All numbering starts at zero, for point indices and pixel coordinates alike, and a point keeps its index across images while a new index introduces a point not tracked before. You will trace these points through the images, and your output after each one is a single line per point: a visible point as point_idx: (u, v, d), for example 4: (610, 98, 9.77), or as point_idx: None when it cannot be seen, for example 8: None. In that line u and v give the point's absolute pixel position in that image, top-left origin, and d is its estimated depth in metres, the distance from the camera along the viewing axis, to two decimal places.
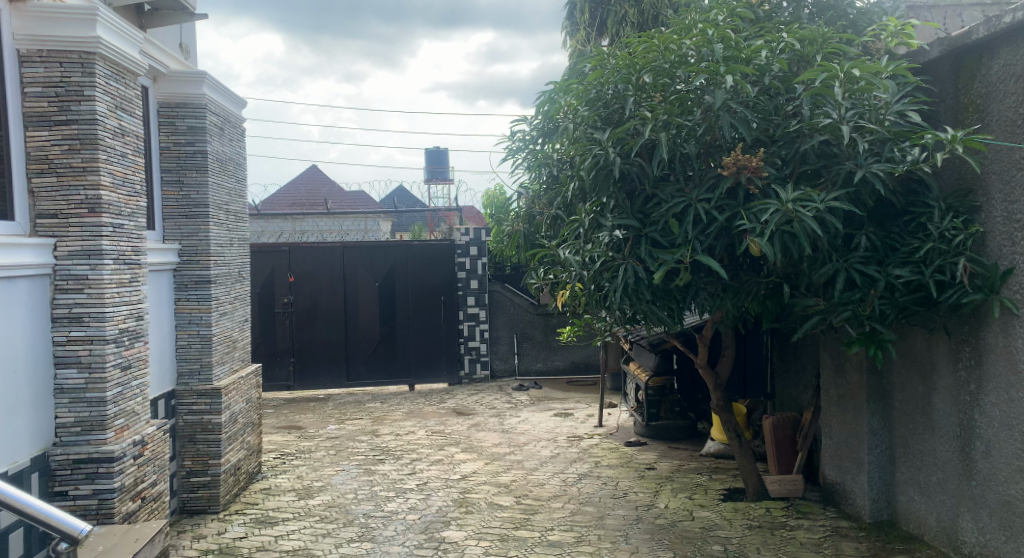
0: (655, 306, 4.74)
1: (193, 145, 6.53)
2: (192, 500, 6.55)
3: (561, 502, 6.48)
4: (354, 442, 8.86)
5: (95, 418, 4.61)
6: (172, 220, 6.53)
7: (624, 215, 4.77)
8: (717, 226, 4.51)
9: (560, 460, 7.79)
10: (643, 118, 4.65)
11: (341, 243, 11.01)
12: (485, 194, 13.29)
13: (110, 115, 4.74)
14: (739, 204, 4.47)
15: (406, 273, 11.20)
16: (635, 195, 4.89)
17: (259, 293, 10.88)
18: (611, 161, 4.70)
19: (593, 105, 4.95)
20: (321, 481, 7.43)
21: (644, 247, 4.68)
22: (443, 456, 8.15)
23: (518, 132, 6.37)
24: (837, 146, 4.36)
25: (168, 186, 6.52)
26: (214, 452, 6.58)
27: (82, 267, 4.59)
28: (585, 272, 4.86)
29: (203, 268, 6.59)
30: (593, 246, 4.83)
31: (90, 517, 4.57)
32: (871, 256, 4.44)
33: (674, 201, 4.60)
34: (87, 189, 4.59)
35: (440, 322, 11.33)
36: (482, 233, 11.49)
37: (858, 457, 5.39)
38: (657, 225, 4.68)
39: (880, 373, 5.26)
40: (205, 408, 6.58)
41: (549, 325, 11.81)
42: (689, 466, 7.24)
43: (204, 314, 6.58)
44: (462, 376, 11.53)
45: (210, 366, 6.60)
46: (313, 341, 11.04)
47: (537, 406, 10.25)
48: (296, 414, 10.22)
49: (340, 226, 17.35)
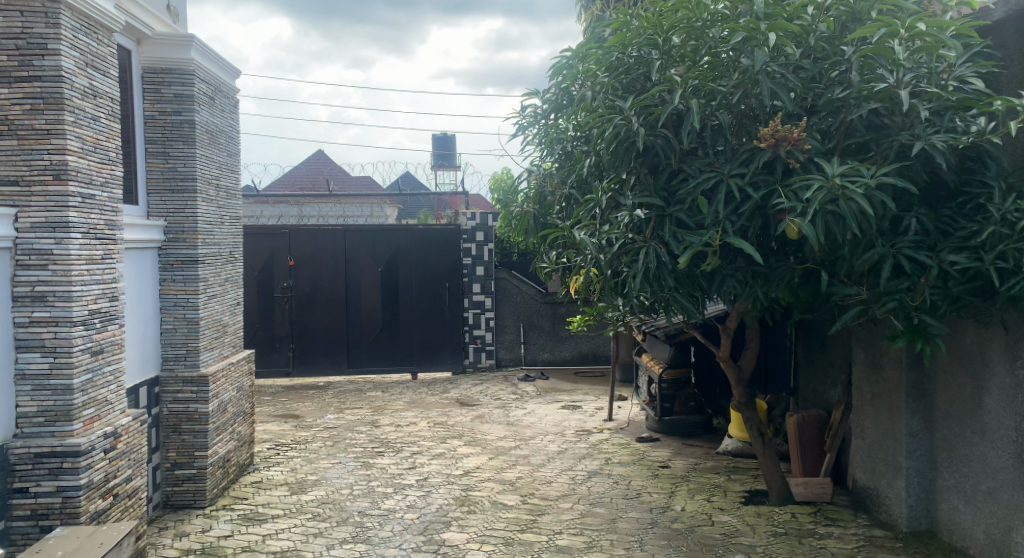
0: (678, 293, 4.31)
1: (181, 115, 6.10)
2: (177, 494, 6.16)
3: (570, 502, 6.05)
4: (352, 433, 8.45)
5: (61, 407, 4.20)
6: (157, 195, 6.10)
7: (646, 193, 4.38)
8: (751, 205, 4.03)
9: (569, 456, 7.37)
10: (671, 83, 4.17)
11: (344, 226, 10.59)
12: (492, 177, 12.84)
13: (80, 73, 4.29)
14: (777, 180, 3.98)
15: (410, 258, 10.78)
16: (660, 169, 4.46)
17: (258, 277, 10.48)
18: (634, 132, 4.25)
19: (614, 71, 4.49)
20: (315, 475, 7.03)
21: (668, 228, 4.25)
22: (445, 449, 7.73)
23: (528, 107, 6.06)
24: (889, 117, 3.88)
25: (154, 158, 6.09)
26: (201, 443, 6.18)
27: (46, 242, 4.16)
28: (600, 256, 4.43)
29: (191, 246, 6.18)
30: (611, 228, 4.43)
31: (53, 517, 4.15)
32: (920, 242, 3.96)
33: (703, 176, 4.14)
34: (52, 154, 4.15)
35: (444, 308, 10.89)
36: (490, 217, 11.03)
37: (894, 460, 4.94)
38: (683, 204, 4.27)
39: (921, 370, 4.80)
40: (191, 397, 6.16)
41: (557, 314, 11.33)
42: (705, 465, 6.80)
43: (192, 297, 6.16)
44: (466, 365, 11.08)
45: (197, 351, 6.19)
46: (314, 326, 10.63)
47: (543, 397, 9.82)
48: (293, 402, 9.81)
49: (345, 211, 16.90)
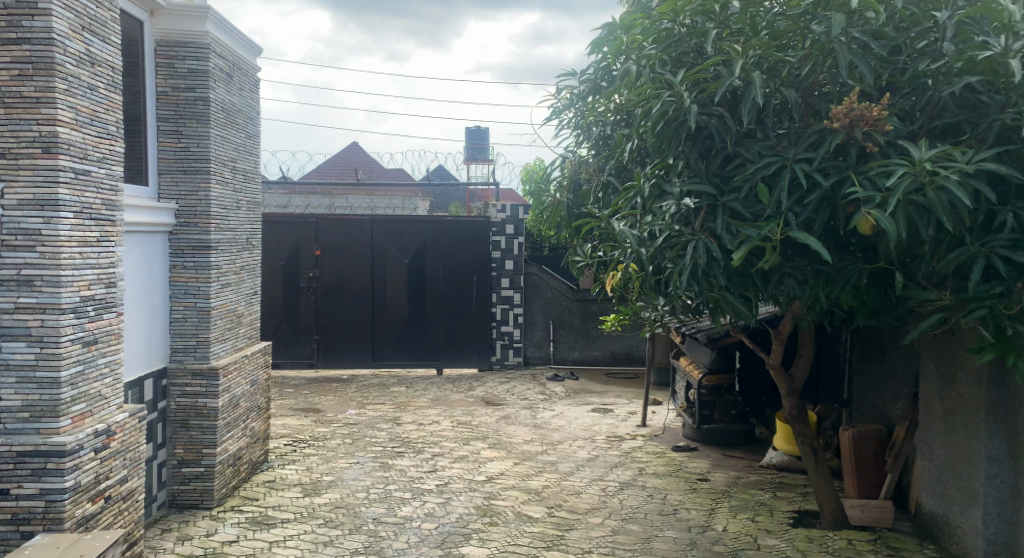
0: (728, 293, 3.93)
1: (194, 91, 5.73)
2: (183, 493, 5.81)
3: (601, 517, 5.62)
4: (373, 431, 8.06)
5: (46, 402, 3.84)
6: (169, 175, 5.73)
7: (696, 179, 3.97)
8: (819, 195, 3.54)
9: (599, 464, 6.91)
10: (730, 54, 3.70)
11: (371, 215, 10.22)
12: (525, 168, 12.37)
13: (75, 37, 3.92)
14: (849, 166, 3.50)
15: (438, 250, 10.37)
16: (712, 152, 4.05)
17: (284, 266, 10.17)
18: (686, 110, 3.81)
19: (663, 42, 4.04)
20: (331, 475, 6.64)
21: (721, 219, 3.84)
22: (468, 452, 7.30)
23: (564, 89, 5.63)
24: (988, 93, 3.39)
25: (166, 137, 5.73)
26: (209, 440, 5.82)
27: (34, 221, 3.80)
28: (641, 250, 4.06)
29: (203, 232, 5.81)
30: (654, 218, 4.08)
31: (35, 521, 3.79)
32: (1018, 241, 3.42)
33: (763, 161, 3.67)
34: (41, 124, 3.78)
35: (471, 302, 10.46)
36: (520, 210, 10.59)
37: (968, 486, 4.42)
38: (739, 192, 3.86)
39: (1004, 387, 4.28)
40: (200, 391, 5.80)
41: (589, 312, 10.82)
42: (747, 480, 6.37)
43: (203, 285, 5.80)
44: (493, 362, 10.64)
45: (207, 343, 5.83)
46: (339, 318, 10.28)
47: (573, 399, 9.37)
48: (314, 395, 9.45)
49: (375, 203, 16.52)
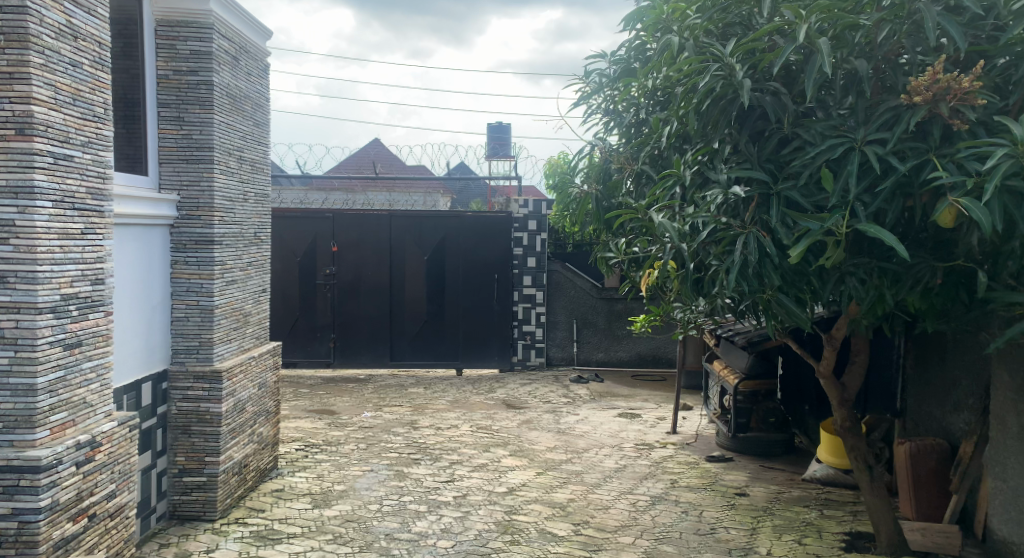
0: (782, 294, 3.52)
1: (197, 74, 5.31)
2: (184, 504, 5.42)
3: (632, 537, 5.24)
4: (389, 435, 7.66)
5: (22, 412, 3.46)
6: (169, 164, 5.34)
7: (746, 164, 3.55)
8: (892, 182, 3.12)
9: (628, 476, 6.47)
10: (791, 21, 3.25)
11: (389, 210, 9.83)
12: (548, 162, 11.91)
13: (54, 6, 3.53)
14: (930, 147, 3.10)
15: (457, 246, 9.95)
16: (764, 134, 3.64)
17: (300, 263, 9.82)
18: (739, 85, 3.39)
19: (710, 10, 3.63)
20: (343, 484, 6.24)
21: (776, 209, 3.39)
22: (488, 460, 6.87)
23: (594, 72, 5.21)
24: None
25: (166, 123, 5.32)
26: (212, 448, 5.43)
27: (8, 211, 3.42)
28: (683, 246, 3.66)
29: (206, 225, 5.42)
30: (697, 209, 3.67)
31: (7, 545, 3.42)
32: None
33: (827, 143, 3.26)
34: (14, 103, 3.40)
35: (492, 300, 10.03)
36: (543, 205, 10.16)
37: None
38: (797, 180, 3.41)
39: None
40: (203, 395, 5.41)
41: (614, 311, 10.33)
42: (790, 495, 5.97)
43: (206, 282, 5.42)
44: (515, 363, 10.20)
45: (211, 344, 5.45)
46: (356, 316, 9.91)
47: (599, 402, 8.92)
48: (330, 396, 9.06)
49: (393, 198, 16.11)
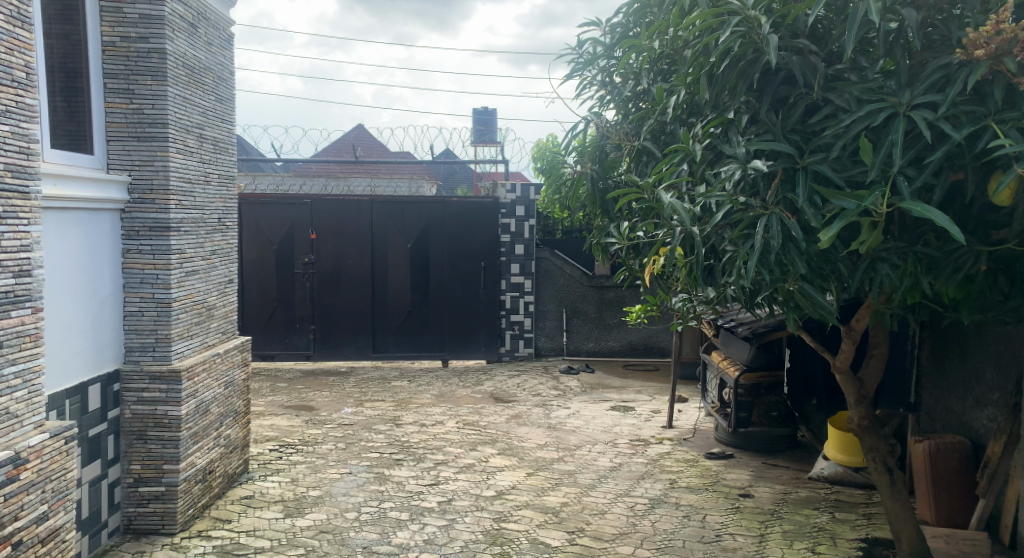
0: (807, 283, 3.06)
1: (148, 42, 4.77)
2: (141, 517, 4.92)
3: (632, 547, 4.80)
4: (369, 433, 7.17)
5: None
6: (119, 142, 4.81)
7: (769, 135, 3.09)
8: (943, 152, 2.69)
9: (625, 476, 6.03)
10: None
11: (369, 195, 9.32)
12: (536, 145, 11.39)
13: None
14: (989, 112, 2.71)
15: (442, 233, 9.45)
16: (789, 102, 3.18)
17: (276, 251, 9.29)
18: (766, 41, 2.92)
19: None
20: (318, 489, 5.76)
21: (804, 186, 2.93)
22: (475, 460, 6.40)
23: (587, 42, 4.73)
24: None
25: (115, 96, 4.78)
26: (171, 455, 4.94)
27: None
28: (695, 228, 3.18)
29: (161, 210, 4.90)
30: (712, 188, 3.20)
31: None
32: None
33: (866, 108, 2.83)
34: None
35: (478, 290, 9.55)
36: (531, 190, 9.66)
37: None
38: (828, 152, 2.96)
39: None
40: (160, 397, 4.91)
41: (605, 300, 9.87)
42: (799, 496, 5.55)
43: (161, 273, 4.90)
44: (502, 354, 9.75)
45: (168, 340, 4.94)
46: (336, 307, 9.40)
47: (591, 395, 8.47)
48: (308, 391, 8.57)
49: (377, 183, 15.54)
